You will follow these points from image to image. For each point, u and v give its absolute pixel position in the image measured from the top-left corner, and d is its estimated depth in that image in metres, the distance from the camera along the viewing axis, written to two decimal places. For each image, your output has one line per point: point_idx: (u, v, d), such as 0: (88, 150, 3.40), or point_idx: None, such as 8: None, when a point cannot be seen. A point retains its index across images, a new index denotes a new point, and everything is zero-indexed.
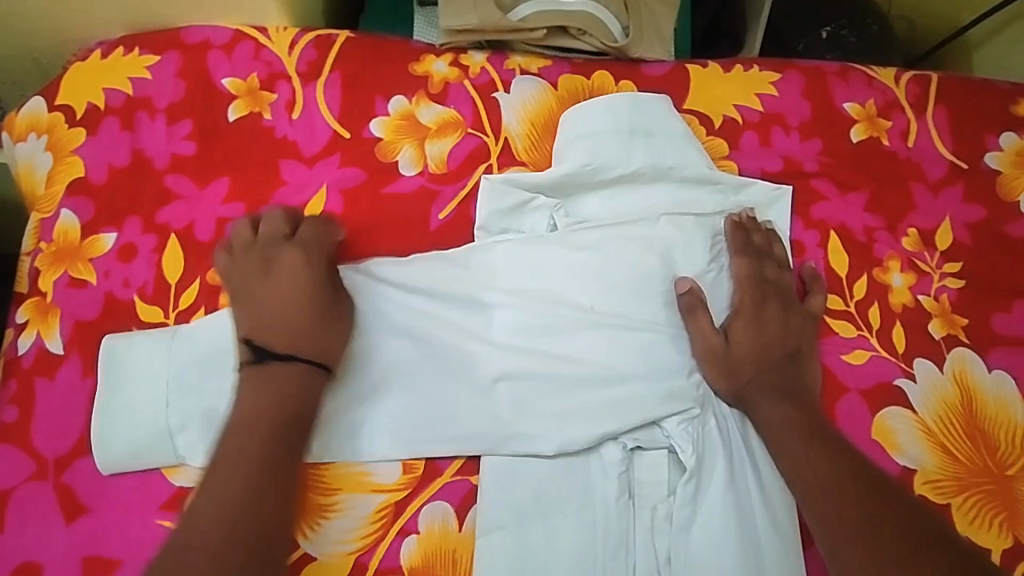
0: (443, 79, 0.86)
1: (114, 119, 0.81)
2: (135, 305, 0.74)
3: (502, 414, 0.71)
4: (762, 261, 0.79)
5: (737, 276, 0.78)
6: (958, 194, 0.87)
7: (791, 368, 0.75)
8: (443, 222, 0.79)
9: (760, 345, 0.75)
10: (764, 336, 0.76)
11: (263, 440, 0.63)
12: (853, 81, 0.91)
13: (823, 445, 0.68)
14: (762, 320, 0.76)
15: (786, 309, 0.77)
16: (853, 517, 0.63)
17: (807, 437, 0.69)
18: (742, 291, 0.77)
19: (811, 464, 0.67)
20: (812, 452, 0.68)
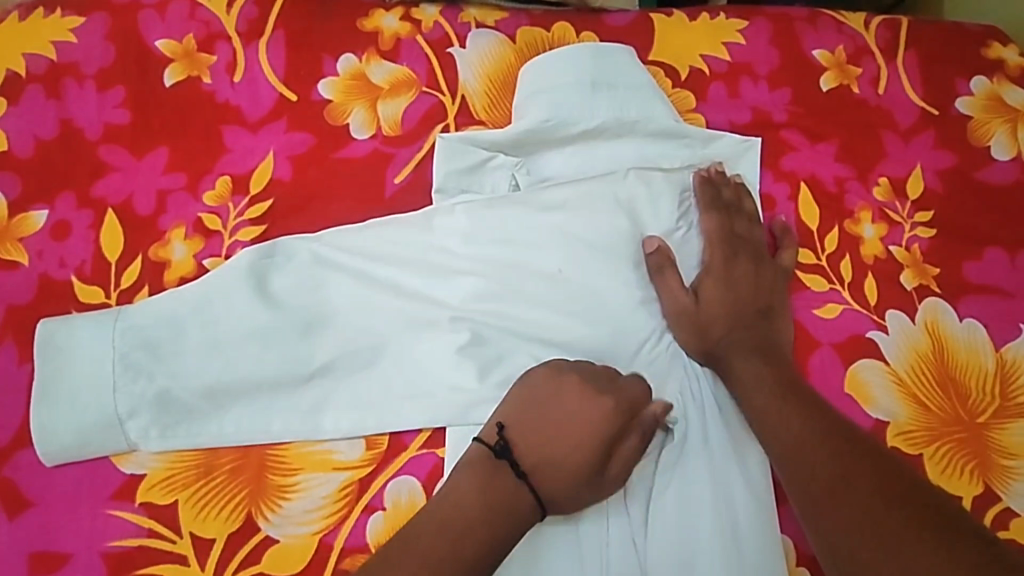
0: (393, 34, 0.81)
1: (38, 86, 0.75)
2: (73, 286, 0.70)
3: (466, 384, 0.68)
4: (732, 217, 0.76)
5: (707, 233, 0.75)
6: (929, 141, 0.85)
7: (765, 324, 0.73)
8: (399, 187, 0.76)
9: (733, 302, 0.73)
10: (736, 292, 0.73)
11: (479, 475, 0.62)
12: (822, 26, 0.88)
13: (796, 401, 0.67)
14: (734, 276, 0.74)
15: (757, 264, 0.75)
16: (826, 472, 0.62)
17: (780, 393, 0.68)
18: (712, 248, 0.75)
19: (785, 420, 0.66)
20: (787, 408, 0.67)
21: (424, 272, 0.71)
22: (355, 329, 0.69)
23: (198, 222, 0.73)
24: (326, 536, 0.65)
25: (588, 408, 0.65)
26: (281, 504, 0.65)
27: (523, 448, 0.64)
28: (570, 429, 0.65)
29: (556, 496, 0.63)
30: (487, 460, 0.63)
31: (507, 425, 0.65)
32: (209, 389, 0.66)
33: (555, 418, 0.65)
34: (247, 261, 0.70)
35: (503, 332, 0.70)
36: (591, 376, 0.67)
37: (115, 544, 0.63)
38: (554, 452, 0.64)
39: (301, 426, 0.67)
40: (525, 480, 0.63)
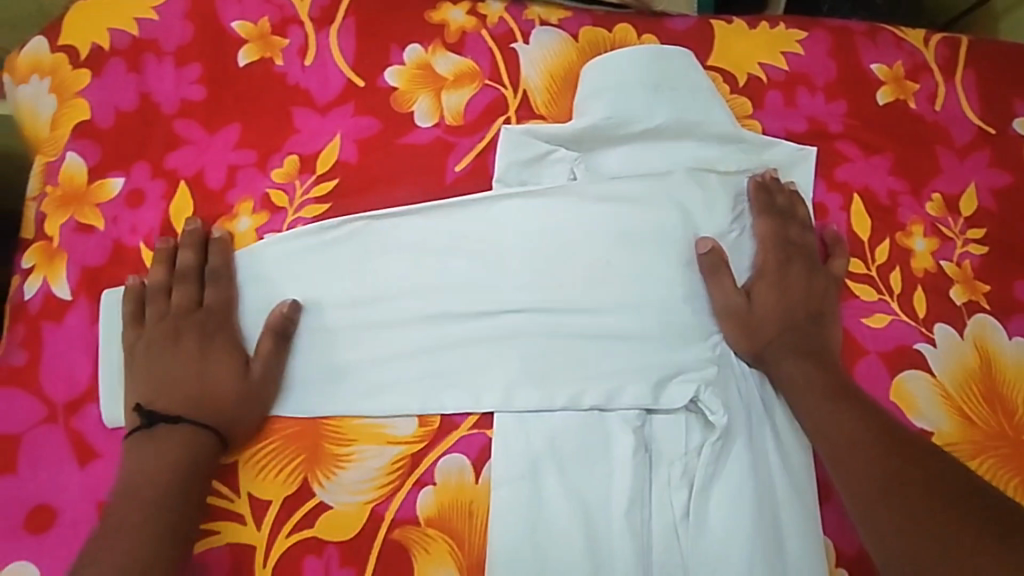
0: (460, 28, 0.83)
1: (120, 60, 0.78)
2: (143, 252, 0.72)
3: (515, 369, 0.71)
4: (786, 223, 0.77)
5: (760, 236, 0.76)
6: (984, 159, 0.85)
7: (814, 329, 0.74)
8: (460, 174, 0.77)
9: (783, 306, 0.74)
10: (788, 296, 0.74)
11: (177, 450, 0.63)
12: (881, 41, 0.89)
13: (849, 405, 0.68)
14: (786, 281, 0.75)
15: (809, 270, 0.76)
16: (879, 474, 0.63)
17: (831, 395, 0.69)
18: (765, 251, 0.76)
19: (838, 422, 0.67)
20: (839, 411, 0.67)
21: (476, 259, 0.73)
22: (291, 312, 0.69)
23: (265, 197, 0.75)
24: (377, 506, 0.67)
25: (200, 344, 0.67)
26: (336, 473, 0.67)
27: (163, 406, 0.65)
28: (191, 363, 0.67)
29: (225, 421, 0.66)
30: (139, 434, 0.64)
31: (143, 399, 0.66)
32: (196, 389, 0.66)
33: (167, 365, 0.66)
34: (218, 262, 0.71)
35: (555, 324, 0.72)
36: (194, 322, 0.68)
37: None
38: (196, 387, 0.66)
39: (245, 413, 0.67)
40: (179, 422, 0.64)
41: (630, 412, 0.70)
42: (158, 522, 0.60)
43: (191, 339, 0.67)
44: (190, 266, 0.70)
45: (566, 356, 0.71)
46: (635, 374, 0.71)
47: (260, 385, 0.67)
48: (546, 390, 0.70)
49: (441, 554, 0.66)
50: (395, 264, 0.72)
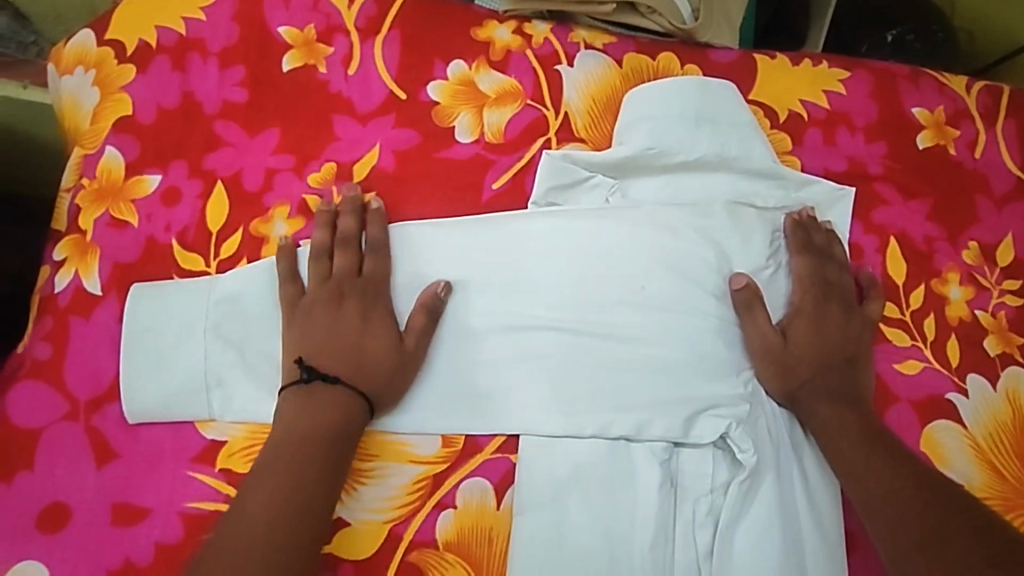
0: (505, 46, 0.83)
1: (166, 58, 0.78)
2: (174, 251, 0.72)
3: (544, 396, 0.70)
4: (823, 262, 0.77)
5: (797, 274, 0.76)
6: (1022, 211, 0.85)
7: (849, 372, 0.73)
8: (498, 193, 0.77)
9: (819, 349, 0.73)
10: (824, 335, 0.74)
11: (309, 449, 0.62)
12: (923, 85, 0.88)
13: (886, 454, 0.67)
14: (822, 320, 0.74)
15: (846, 312, 0.75)
16: (911, 534, 0.62)
17: (866, 441, 0.68)
18: (802, 290, 0.75)
19: (871, 467, 0.66)
20: (875, 459, 0.67)
21: (502, 287, 0.73)
22: (423, 296, 0.70)
23: (302, 203, 0.75)
24: (396, 526, 0.66)
25: (361, 311, 0.68)
26: (356, 489, 0.67)
27: (325, 362, 0.66)
28: (355, 328, 0.67)
29: (378, 388, 0.66)
30: (298, 387, 0.65)
31: (307, 354, 0.66)
32: (295, 345, 0.67)
33: (335, 329, 0.67)
34: (376, 234, 0.72)
35: (586, 347, 0.72)
36: (356, 286, 0.69)
37: (193, 506, 0.64)
38: (354, 354, 0.67)
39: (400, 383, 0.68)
40: (338, 382, 0.65)
41: (654, 444, 0.70)
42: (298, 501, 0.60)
43: (353, 303, 0.68)
44: (352, 232, 0.71)
45: (595, 382, 0.71)
46: (666, 407, 0.70)
47: (410, 356, 0.68)
48: (573, 420, 0.69)
49: None
50: (491, 262, 0.73)
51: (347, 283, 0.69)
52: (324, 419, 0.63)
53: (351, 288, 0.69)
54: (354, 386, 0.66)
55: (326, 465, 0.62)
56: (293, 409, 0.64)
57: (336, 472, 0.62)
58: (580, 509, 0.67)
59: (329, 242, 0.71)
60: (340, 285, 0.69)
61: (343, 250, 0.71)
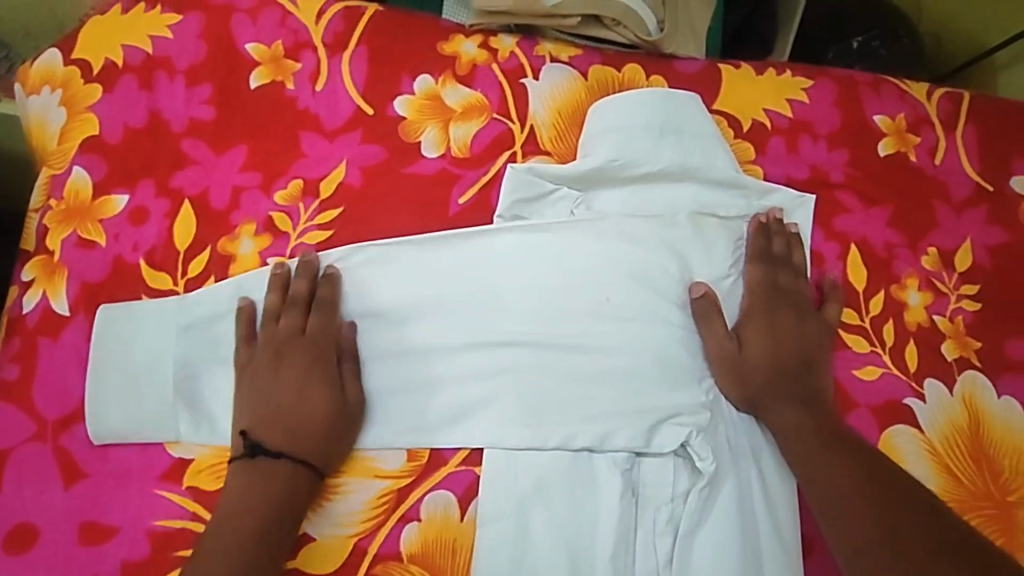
0: (471, 60, 0.83)
1: (132, 77, 0.78)
2: (142, 270, 0.73)
3: (510, 413, 0.71)
4: (776, 269, 0.79)
5: (749, 282, 0.78)
6: (982, 216, 0.86)
7: (806, 375, 0.75)
8: (463, 207, 0.78)
9: (774, 354, 0.75)
10: (780, 341, 0.75)
11: (262, 515, 0.64)
12: (885, 93, 0.89)
13: (844, 454, 0.69)
14: (776, 325, 0.76)
15: (799, 316, 0.77)
16: (869, 539, 0.64)
17: (820, 444, 0.70)
18: (752, 296, 0.77)
19: (827, 470, 0.68)
20: (830, 461, 0.69)
21: (469, 302, 0.74)
22: (346, 328, 0.72)
23: (268, 221, 0.76)
24: (360, 540, 0.68)
25: (303, 374, 0.69)
26: (323, 504, 0.69)
27: (267, 438, 0.67)
28: (292, 395, 0.68)
29: (319, 457, 0.67)
30: (243, 461, 0.66)
31: (249, 427, 0.67)
32: (237, 417, 0.68)
33: (274, 394, 0.68)
34: (302, 287, 0.72)
35: (551, 359, 0.73)
36: (301, 349, 0.70)
37: (160, 524, 0.66)
38: (292, 415, 0.68)
39: (338, 438, 0.68)
40: (282, 455, 0.66)
41: (618, 454, 0.72)
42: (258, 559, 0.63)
43: (292, 366, 0.69)
44: (302, 294, 0.71)
45: (561, 395, 0.73)
46: (628, 418, 0.72)
47: (356, 415, 0.69)
48: (537, 433, 0.71)
49: None
50: (449, 280, 0.74)
51: (286, 342, 0.70)
52: (279, 482, 0.65)
53: (294, 345, 0.70)
54: (297, 458, 0.66)
55: (280, 529, 0.65)
56: (242, 486, 0.65)
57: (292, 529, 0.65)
58: (542, 520, 0.69)
59: (279, 303, 0.71)
60: (276, 349, 0.70)
61: (291, 310, 0.71)
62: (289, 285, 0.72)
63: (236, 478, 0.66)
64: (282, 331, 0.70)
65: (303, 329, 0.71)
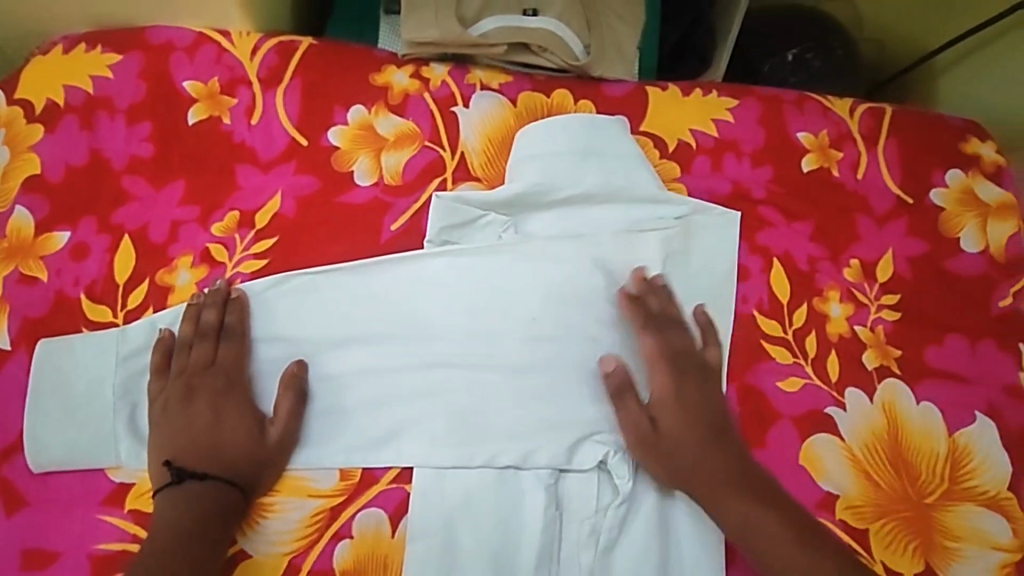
0: (403, 90, 0.86)
1: (73, 117, 0.82)
2: (83, 303, 0.76)
3: (439, 435, 0.75)
4: (665, 331, 0.78)
5: (646, 355, 0.78)
6: (902, 228, 0.89)
7: (721, 432, 0.75)
8: (395, 234, 0.81)
9: (692, 423, 0.75)
10: (692, 409, 0.75)
11: (185, 535, 0.67)
12: (808, 110, 0.92)
13: (778, 516, 0.71)
14: (682, 397, 0.76)
15: (701, 378, 0.77)
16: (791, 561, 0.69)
17: (736, 491, 0.72)
18: (653, 369, 0.77)
19: (758, 525, 0.70)
20: (767, 517, 0.71)
21: (402, 327, 0.78)
22: (292, 365, 0.75)
23: (205, 252, 0.79)
24: (294, 558, 0.71)
25: (213, 405, 0.72)
26: (259, 523, 0.72)
27: (191, 463, 0.70)
28: (206, 426, 0.71)
29: (243, 476, 0.71)
30: (170, 489, 0.70)
31: (173, 456, 0.71)
32: (159, 449, 0.71)
33: (191, 425, 0.71)
34: (212, 319, 0.74)
35: (478, 379, 0.77)
36: (210, 381, 0.73)
37: (101, 547, 0.69)
38: (212, 444, 0.71)
39: (265, 462, 0.72)
40: (206, 477, 0.70)
41: (541, 471, 0.75)
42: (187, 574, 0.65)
43: (204, 400, 0.72)
44: (212, 325, 0.74)
45: (488, 413, 0.76)
46: (551, 435, 0.75)
47: (277, 448, 0.72)
48: (464, 452, 0.74)
49: None
50: (381, 302, 0.78)
51: (196, 375, 0.73)
52: (204, 504, 0.69)
53: (204, 377, 0.73)
54: (222, 477, 0.70)
55: (208, 546, 0.67)
56: (167, 512, 0.68)
57: (219, 544, 0.68)
58: (469, 536, 0.72)
59: (191, 335, 0.75)
60: (189, 380, 0.73)
61: (201, 342, 0.74)
62: (200, 316, 0.75)
63: (162, 503, 0.69)
64: (196, 361, 0.74)
65: (214, 360, 0.74)
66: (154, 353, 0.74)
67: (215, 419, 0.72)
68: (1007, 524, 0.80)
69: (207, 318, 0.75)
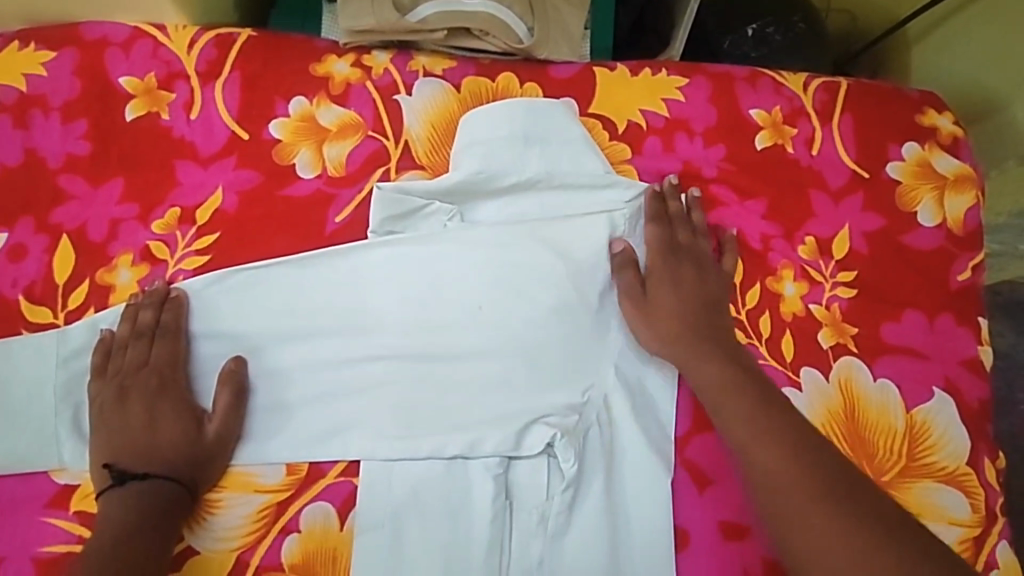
0: (344, 79, 0.85)
1: (8, 117, 0.80)
2: (22, 306, 0.75)
3: (385, 426, 0.74)
4: (673, 226, 0.83)
5: (649, 241, 0.82)
6: (858, 203, 0.87)
7: (708, 314, 0.79)
8: (339, 225, 0.80)
9: (681, 298, 0.79)
10: (684, 291, 0.79)
11: (125, 533, 0.66)
12: (761, 87, 0.90)
13: (751, 388, 0.72)
14: (677, 276, 0.80)
15: (698, 269, 0.81)
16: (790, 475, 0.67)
17: (730, 390, 0.73)
18: (652, 253, 0.81)
19: (725, 377, 0.74)
20: (719, 362, 0.75)
21: (347, 320, 0.77)
22: (230, 362, 0.74)
23: (146, 250, 0.78)
24: (242, 553, 0.71)
25: (147, 406, 0.72)
26: (206, 519, 0.71)
27: (130, 464, 0.70)
28: (142, 427, 0.71)
29: (186, 473, 0.70)
30: (110, 491, 0.69)
31: (113, 458, 0.70)
32: (100, 452, 0.71)
33: (130, 426, 0.71)
34: (146, 319, 0.74)
35: (423, 370, 0.76)
36: (145, 380, 0.72)
37: (47, 550, 0.69)
38: (151, 443, 0.71)
39: (206, 458, 0.71)
40: (148, 477, 0.69)
41: (488, 460, 0.74)
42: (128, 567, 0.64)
43: (139, 400, 0.72)
44: (148, 324, 0.74)
45: (433, 403, 0.75)
46: (497, 424, 0.74)
47: (216, 445, 0.71)
48: (409, 443, 0.73)
49: None
50: (325, 293, 0.77)
51: (130, 375, 0.73)
52: (144, 502, 0.68)
53: (138, 376, 0.72)
54: (165, 476, 0.70)
55: (150, 542, 0.66)
56: (107, 514, 0.68)
57: (162, 540, 0.67)
58: (415, 527, 0.72)
59: (128, 336, 0.74)
60: (124, 380, 0.73)
61: (137, 341, 0.73)
62: (136, 316, 0.74)
63: (103, 505, 0.69)
64: (131, 361, 0.73)
65: (149, 359, 0.73)
66: (93, 356, 0.74)
67: (153, 418, 0.72)
68: (964, 500, 0.80)
69: (143, 318, 0.74)
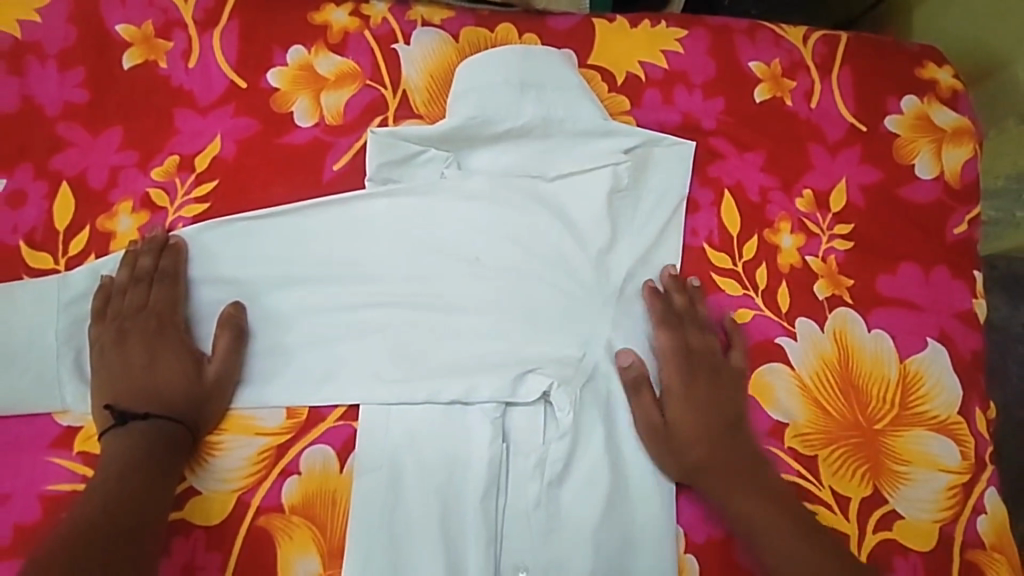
0: (342, 28, 0.84)
1: (3, 63, 0.80)
2: (23, 251, 0.76)
3: (383, 372, 0.75)
4: (684, 329, 0.79)
5: (661, 350, 0.78)
6: (856, 155, 0.87)
7: (733, 437, 0.76)
8: (337, 174, 0.80)
9: (704, 420, 0.75)
10: (705, 410, 0.76)
11: (128, 469, 0.67)
12: (760, 39, 0.90)
13: (771, 500, 0.72)
14: (695, 395, 0.77)
15: (714, 378, 0.78)
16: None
17: (744, 480, 0.73)
18: (668, 364, 0.78)
19: (751, 503, 0.72)
20: (751, 494, 0.72)
21: (345, 267, 0.77)
22: (227, 307, 0.75)
23: (145, 197, 0.78)
24: (243, 494, 0.72)
25: (147, 347, 0.73)
26: (208, 461, 0.72)
27: (132, 405, 0.71)
28: (142, 368, 0.72)
29: (187, 413, 0.71)
30: (112, 431, 0.70)
31: (115, 399, 0.71)
32: (101, 393, 0.72)
33: (130, 367, 0.72)
34: (145, 265, 0.75)
35: (422, 318, 0.76)
36: (143, 322, 0.73)
37: (52, 488, 0.70)
38: (151, 384, 0.72)
39: (207, 398, 0.72)
40: (150, 416, 0.70)
41: (485, 406, 0.75)
42: (133, 500, 0.66)
43: (139, 341, 0.73)
44: (146, 269, 0.74)
45: (430, 351, 0.76)
46: (494, 371, 0.75)
47: (216, 385, 0.73)
48: (406, 388, 0.74)
49: (304, 538, 0.71)
50: (323, 241, 0.78)
51: (128, 318, 0.74)
52: (145, 439, 0.69)
53: (137, 319, 0.73)
54: (167, 416, 0.71)
55: (154, 477, 0.67)
56: (110, 452, 0.69)
57: (165, 476, 0.68)
58: (413, 471, 0.73)
59: (127, 281, 0.75)
60: (122, 323, 0.74)
61: (136, 285, 0.74)
62: (135, 262, 0.75)
63: (106, 444, 0.70)
64: (130, 306, 0.74)
65: (147, 303, 0.74)
66: (93, 301, 0.75)
67: (153, 358, 0.72)
68: (954, 448, 0.81)
69: (141, 263, 0.75)
